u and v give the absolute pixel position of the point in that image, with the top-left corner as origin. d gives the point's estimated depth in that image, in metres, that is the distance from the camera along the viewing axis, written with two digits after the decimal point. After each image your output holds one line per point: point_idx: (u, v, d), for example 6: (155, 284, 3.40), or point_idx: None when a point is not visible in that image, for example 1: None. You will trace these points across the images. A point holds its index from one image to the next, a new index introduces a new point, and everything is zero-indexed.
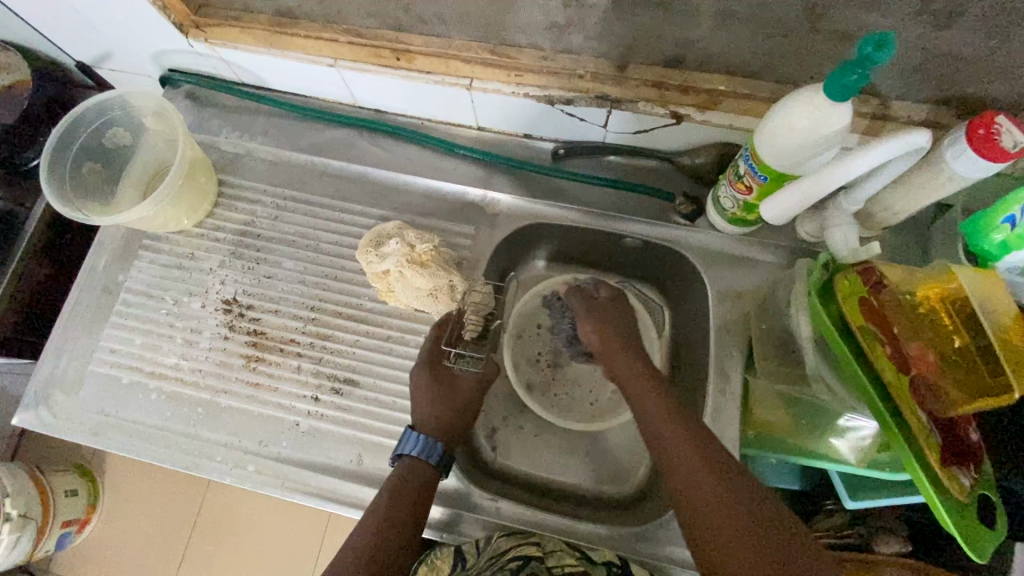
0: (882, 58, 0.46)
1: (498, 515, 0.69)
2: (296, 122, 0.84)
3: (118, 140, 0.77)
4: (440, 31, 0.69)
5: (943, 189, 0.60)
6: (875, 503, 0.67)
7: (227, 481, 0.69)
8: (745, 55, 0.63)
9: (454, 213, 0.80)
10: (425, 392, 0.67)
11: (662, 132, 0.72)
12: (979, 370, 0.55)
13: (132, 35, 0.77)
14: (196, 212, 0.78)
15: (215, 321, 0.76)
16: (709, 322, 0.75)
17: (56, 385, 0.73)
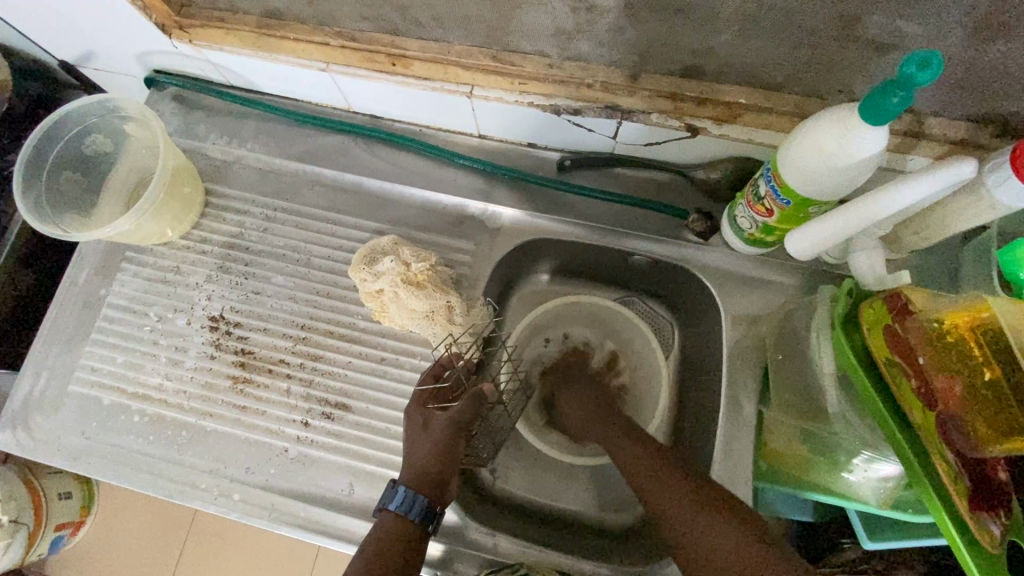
0: (926, 78, 0.41)
1: (496, 550, 0.66)
2: (287, 127, 0.80)
3: (98, 147, 0.73)
4: (439, 35, 0.64)
5: (981, 216, 0.55)
6: (893, 543, 0.63)
7: (211, 511, 0.66)
8: (768, 66, 0.58)
9: (452, 227, 0.75)
10: (419, 438, 0.61)
11: (675, 145, 0.68)
12: (1012, 406, 0.49)
13: (113, 34, 0.72)
14: (182, 224, 0.74)
15: (201, 338, 0.72)
16: (722, 347, 0.71)
17: (34, 405, 0.70)
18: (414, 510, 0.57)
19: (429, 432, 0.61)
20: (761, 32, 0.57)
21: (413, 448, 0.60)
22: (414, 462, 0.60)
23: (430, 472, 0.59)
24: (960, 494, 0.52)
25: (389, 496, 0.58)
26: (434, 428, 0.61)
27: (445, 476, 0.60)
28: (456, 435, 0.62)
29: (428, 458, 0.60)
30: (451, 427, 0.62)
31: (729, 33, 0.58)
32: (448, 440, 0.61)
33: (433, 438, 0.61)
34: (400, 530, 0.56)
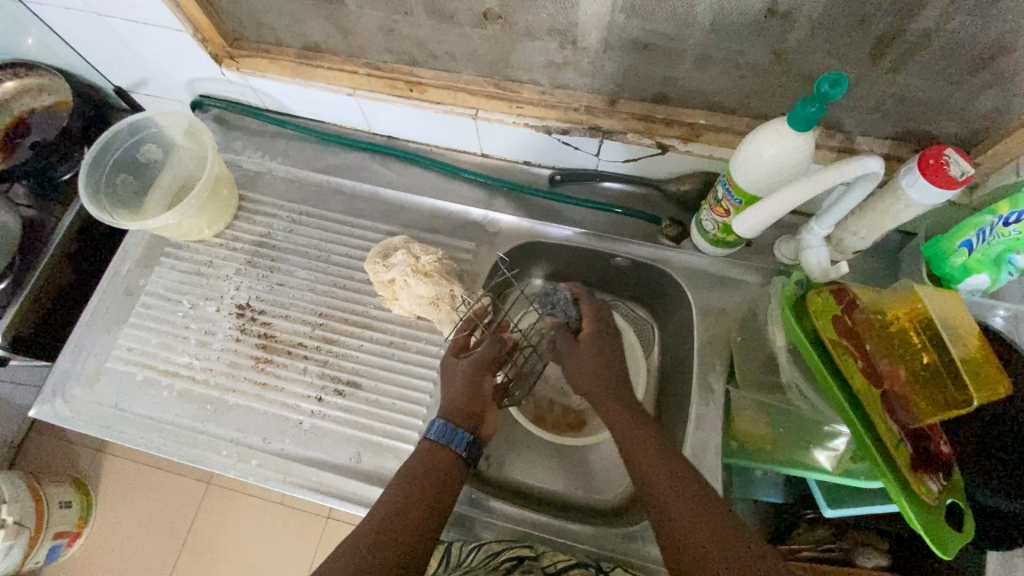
0: (838, 94, 0.53)
1: (491, 513, 0.72)
2: (315, 145, 0.91)
3: (150, 155, 0.85)
4: (450, 66, 0.77)
5: (903, 215, 0.66)
6: (851, 512, 0.69)
7: (230, 474, 0.72)
8: (721, 93, 0.71)
9: (457, 230, 0.86)
10: (452, 384, 0.70)
11: (649, 161, 0.79)
12: (945, 384, 0.58)
13: (172, 63, 0.85)
14: (218, 224, 0.85)
15: (228, 324, 0.80)
16: (695, 337, 0.80)
17: (74, 379, 0.77)
18: (455, 441, 0.65)
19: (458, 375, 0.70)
20: (715, 65, 0.67)
21: (447, 389, 0.70)
22: (449, 403, 0.69)
23: (462, 406, 0.68)
24: (904, 460, 0.60)
25: (433, 427, 0.67)
26: (462, 370, 0.71)
27: (475, 410, 0.69)
28: (482, 372, 0.71)
29: (459, 396, 0.69)
30: (478, 367, 0.71)
31: (687, 67, 0.69)
32: (474, 376, 0.70)
33: (462, 380, 0.70)
34: (442, 456, 0.65)
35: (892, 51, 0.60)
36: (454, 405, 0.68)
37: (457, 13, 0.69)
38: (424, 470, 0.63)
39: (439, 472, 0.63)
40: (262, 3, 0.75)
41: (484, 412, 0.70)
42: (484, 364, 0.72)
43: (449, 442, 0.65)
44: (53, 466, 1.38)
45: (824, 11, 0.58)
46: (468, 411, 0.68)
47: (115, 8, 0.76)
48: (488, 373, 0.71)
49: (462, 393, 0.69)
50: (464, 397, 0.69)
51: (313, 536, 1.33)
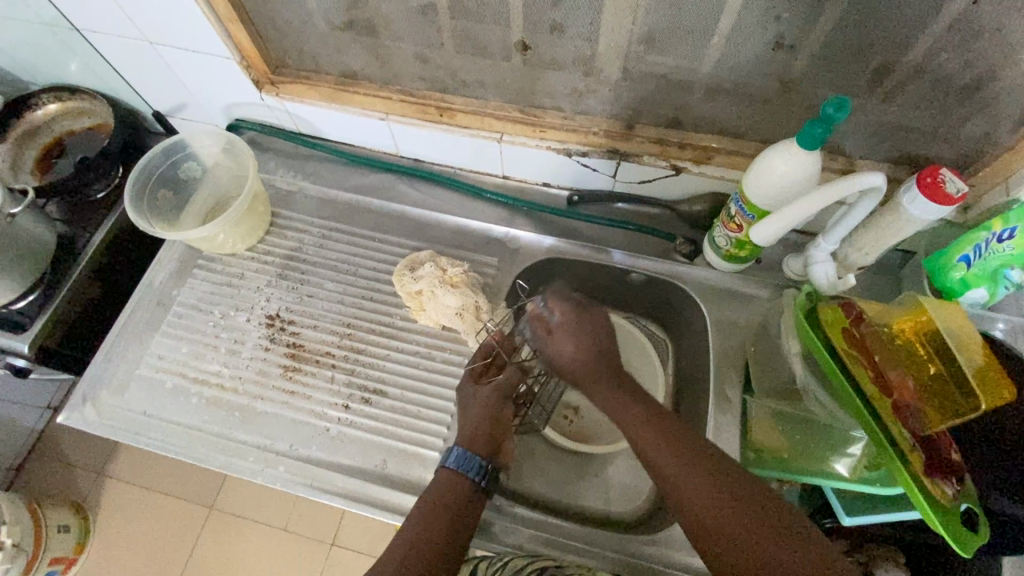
0: (841, 116, 0.58)
1: (515, 518, 0.73)
2: (344, 166, 0.96)
3: (190, 172, 0.92)
4: (479, 93, 0.83)
5: (903, 231, 0.70)
6: (869, 520, 0.70)
7: (258, 481, 0.73)
8: (731, 119, 0.76)
9: (479, 247, 0.90)
10: (472, 412, 0.73)
11: (663, 182, 0.84)
12: (952, 394, 0.62)
13: (213, 88, 0.91)
14: (251, 237, 0.88)
15: (258, 333, 0.83)
16: (709, 349, 0.83)
17: (103, 387, 0.79)
18: (471, 470, 0.67)
19: (478, 403, 0.73)
20: (725, 94, 0.73)
21: (465, 417, 0.73)
22: (467, 431, 0.71)
23: (484, 436, 0.71)
24: (918, 464, 0.62)
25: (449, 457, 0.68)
26: (482, 397, 0.73)
27: (493, 439, 0.71)
28: (500, 400, 0.74)
29: (478, 425, 0.71)
30: (495, 394, 0.74)
31: (700, 95, 0.75)
32: (493, 406, 0.73)
33: (483, 408, 0.73)
34: (459, 485, 0.66)
35: (888, 81, 0.66)
36: (474, 433, 0.71)
37: (489, 44, 0.75)
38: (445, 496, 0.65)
39: (456, 498, 0.65)
40: (306, 34, 0.81)
41: (500, 440, 0.73)
42: (501, 392, 0.74)
43: (465, 471, 0.66)
44: (46, 493, 1.31)
45: (825, 45, 0.64)
46: (487, 442, 0.71)
47: (167, 37, 0.82)
48: (505, 403, 0.74)
49: (481, 421, 0.72)
50: (486, 426, 0.72)
51: (323, 552, 1.27)
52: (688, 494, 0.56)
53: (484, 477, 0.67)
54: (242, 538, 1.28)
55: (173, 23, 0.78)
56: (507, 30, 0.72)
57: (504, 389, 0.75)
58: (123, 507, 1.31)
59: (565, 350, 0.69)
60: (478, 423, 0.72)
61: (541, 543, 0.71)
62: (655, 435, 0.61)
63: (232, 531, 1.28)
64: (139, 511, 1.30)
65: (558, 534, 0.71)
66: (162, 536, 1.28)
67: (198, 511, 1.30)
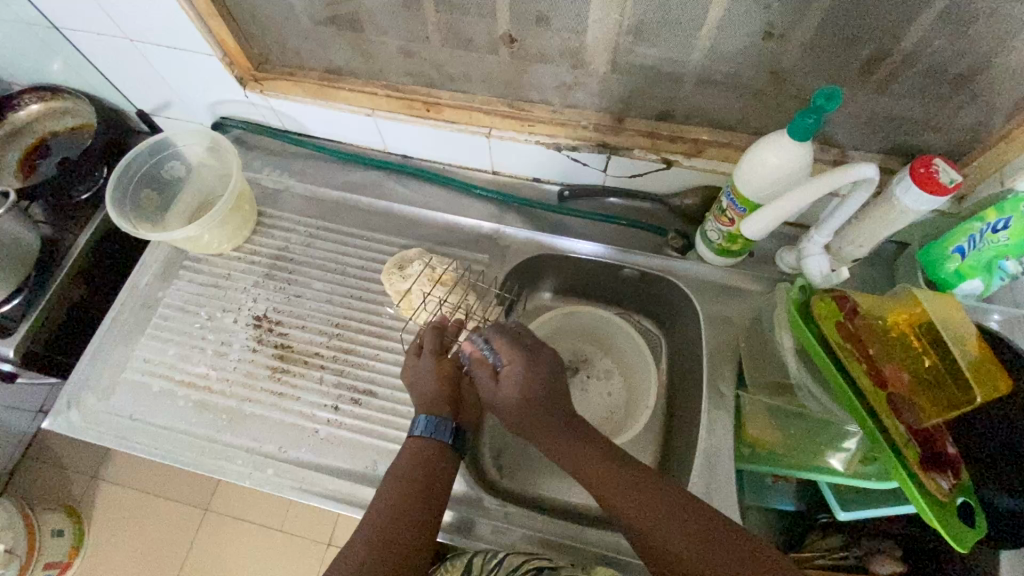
0: (832, 107, 0.57)
1: (506, 519, 0.72)
2: (331, 164, 0.95)
3: (174, 171, 0.91)
4: (466, 88, 0.81)
5: (897, 222, 0.69)
6: (864, 515, 0.70)
7: (246, 484, 0.72)
8: (722, 111, 0.75)
9: (469, 243, 0.89)
10: (420, 380, 0.69)
11: (654, 176, 0.83)
12: (948, 385, 0.61)
13: (196, 86, 0.89)
14: (237, 237, 0.87)
15: (245, 335, 0.81)
16: (703, 345, 0.82)
17: (89, 391, 0.78)
18: (442, 435, 0.66)
19: (423, 373, 0.70)
20: (715, 85, 0.72)
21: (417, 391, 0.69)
22: (421, 400, 0.68)
23: (440, 399, 0.68)
24: (912, 457, 0.62)
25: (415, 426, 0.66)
26: (428, 368, 0.70)
27: (447, 398, 0.68)
28: (442, 361, 0.71)
29: (427, 390, 0.68)
30: (436, 360, 0.70)
31: (690, 87, 0.73)
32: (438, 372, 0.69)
33: (427, 376, 0.69)
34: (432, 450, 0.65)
35: (880, 70, 0.65)
36: (427, 399, 0.68)
37: (474, 37, 0.73)
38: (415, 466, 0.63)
39: (426, 467, 0.63)
40: (289, 29, 0.79)
41: (459, 395, 0.70)
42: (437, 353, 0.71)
43: (434, 437, 0.65)
44: (39, 497, 1.30)
45: (816, 34, 0.63)
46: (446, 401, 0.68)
47: (147, 34, 0.80)
48: (446, 361, 0.71)
49: (427, 386, 0.68)
50: (439, 389, 0.68)
51: (319, 548, 1.26)
52: (659, 537, 0.55)
53: (454, 438, 0.67)
54: (237, 536, 1.28)
55: (152, 20, 0.77)
56: (493, 22, 0.70)
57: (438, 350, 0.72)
58: (117, 510, 1.30)
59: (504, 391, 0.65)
60: (426, 388, 0.68)
61: (534, 543, 0.70)
62: (624, 486, 0.58)
63: (227, 532, 1.28)
64: (133, 512, 1.29)
65: (551, 533, 0.71)
66: (156, 536, 1.27)
67: (193, 513, 1.29)
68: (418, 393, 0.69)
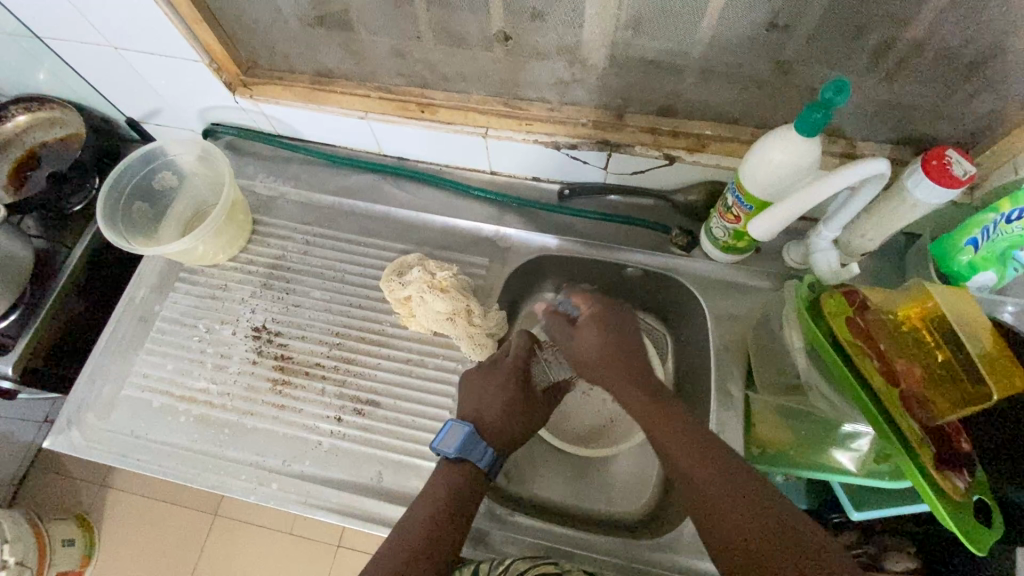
0: (841, 100, 0.55)
1: (516, 528, 0.71)
2: (326, 168, 0.93)
3: (164, 182, 0.89)
4: (461, 87, 0.79)
5: (908, 216, 0.67)
6: (878, 514, 0.70)
7: (251, 500, 0.72)
8: (724, 105, 0.73)
9: (469, 246, 0.87)
10: (490, 394, 0.71)
11: (656, 173, 0.81)
12: (963, 381, 0.60)
13: (186, 93, 0.87)
14: (232, 247, 0.85)
15: (244, 346, 0.80)
16: (710, 343, 0.81)
17: (89, 409, 0.77)
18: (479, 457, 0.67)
19: (472, 378, 0.73)
20: (718, 78, 0.69)
21: (496, 416, 0.70)
22: (470, 405, 0.71)
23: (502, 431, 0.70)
24: (929, 457, 0.60)
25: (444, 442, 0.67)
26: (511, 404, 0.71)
27: (509, 424, 0.70)
28: (520, 382, 0.73)
29: (490, 401, 0.70)
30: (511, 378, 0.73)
31: (693, 80, 0.71)
32: (517, 409, 0.72)
33: (489, 383, 0.72)
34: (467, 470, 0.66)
35: (891, 57, 0.62)
36: (488, 410, 0.70)
37: (468, 35, 0.71)
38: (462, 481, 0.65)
39: (466, 493, 0.64)
40: (276, 31, 0.77)
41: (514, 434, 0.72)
42: (496, 362, 0.74)
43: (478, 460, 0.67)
44: (48, 508, 1.30)
45: (823, 23, 0.61)
46: (511, 431, 0.71)
47: (133, 42, 0.78)
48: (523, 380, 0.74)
49: (498, 394, 0.71)
50: (514, 416, 0.71)
51: (329, 550, 1.27)
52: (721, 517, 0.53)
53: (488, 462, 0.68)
54: (245, 542, 1.28)
55: (137, 27, 0.74)
56: (486, 19, 0.68)
57: (500, 357, 0.75)
58: (127, 518, 1.30)
59: (586, 343, 0.70)
60: (496, 403, 0.71)
61: (543, 552, 0.69)
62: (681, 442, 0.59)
63: (236, 539, 1.28)
64: (142, 521, 1.29)
65: (560, 541, 0.70)
66: (165, 544, 1.27)
67: (202, 520, 1.29)
68: (494, 415, 0.70)
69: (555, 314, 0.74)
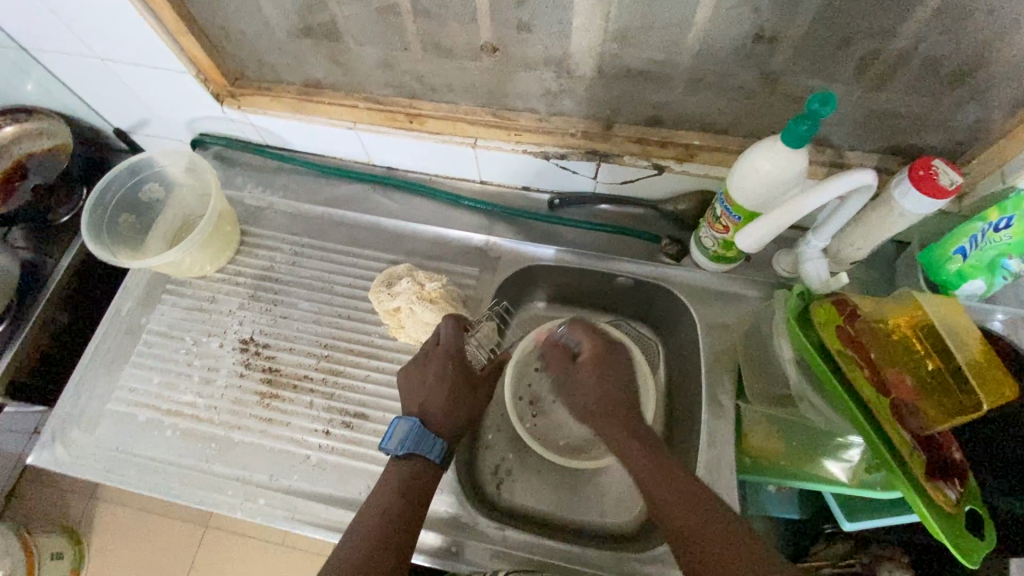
0: (826, 112, 0.55)
1: (505, 542, 0.70)
2: (315, 178, 0.92)
3: (152, 194, 0.89)
4: (449, 97, 0.79)
5: (896, 226, 0.67)
6: (869, 525, 0.69)
7: (237, 515, 0.71)
8: (712, 115, 0.73)
9: (458, 256, 0.87)
10: (425, 383, 0.68)
11: (645, 183, 0.81)
12: (954, 391, 0.59)
13: (173, 104, 0.87)
14: (220, 258, 0.85)
15: (232, 359, 0.80)
16: (700, 353, 0.81)
17: (74, 423, 0.76)
18: (428, 449, 0.64)
19: (409, 374, 0.70)
20: (705, 88, 0.69)
21: (430, 402, 0.67)
22: (412, 398, 0.68)
23: (442, 414, 0.67)
24: (919, 468, 0.60)
25: (393, 436, 0.65)
26: (445, 389, 0.68)
27: (456, 409, 0.68)
28: (457, 367, 0.70)
29: (429, 391, 0.68)
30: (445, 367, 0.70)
31: (680, 91, 0.71)
32: (454, 391, 0.69)
33: (427, 377, 0.69)
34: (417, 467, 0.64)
35: (877, 68, 0.62)
36: (432, 403, 0.67)
37: (455, 46, 0.71)
38: (402, 487, 0.62)
39: (419, 485, 0.63)
40: (264, 43, 0.77)
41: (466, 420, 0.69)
42: (428, 354, 0.71)
43: (425, 453, 0.64)
44: (36, 521, 1.28)
45: (809, 35, 0.61)
46: (457, 418, 0.68)
47: (118, 53, 0.77)
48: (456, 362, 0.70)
49: (436, 385, 0.68)
50: (450, 400, 0.68)
51: (321, 563, 1.25)
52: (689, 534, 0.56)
53: (441, 456, 0.65)
54: (236, 556, 1.26)
55: (123, 39, 0.74)
56: (473, 31, 0.68)
57: (431, 346, 0.72)
58: (116, 532, 1.28)
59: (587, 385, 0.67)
60: (437, 392, 0.68)
61: (532, 566, 0.69)
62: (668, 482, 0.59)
63: (227, 552, 1.26)
64: (131, 534, 1.28)
65: (549, 555, 0.69)
66: (155, 557, 1.26)
67: (192, 532, 1.28)
68: (431, 401, 0.67)
69: (556, 347, 0.71)
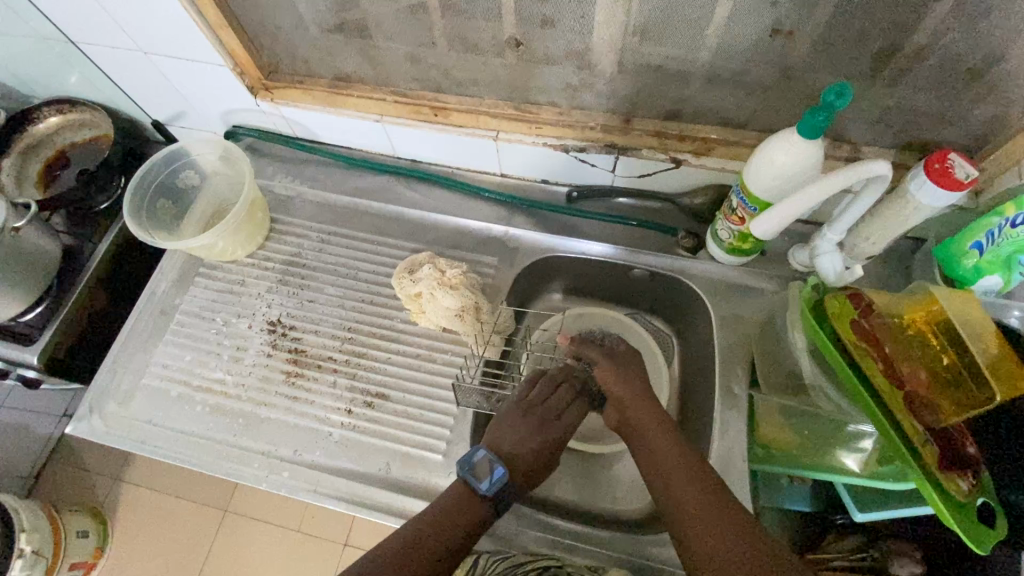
0: (842, 104, 0.56)
1: (520, 520, 0.72)
2: (342, 169, 0.96)
3: (187, 181, 0.93)
4: (473, 91, 0.82)
5: (911, 219, 0.68)
6: (881, 516, 0.69)
7: (262, 487, 0.73)
8: (730, 110, 0.75)
9: (478, 245, 0.89)
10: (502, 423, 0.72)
11: (663, 176, 0.83)
12: (968, 385, 0.60)
13: (209, 96, 0.91)
14: (251, 243, 0.88)
15: (260, 339, 0.83)
16: (715, 344, 0.82)
17: (110, 397, 0.80)
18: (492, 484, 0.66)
19: (513, 417, 0.72)
20: (722, 83, 0.71)
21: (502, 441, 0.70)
22: (502, 441, 0.70)
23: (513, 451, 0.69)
24: (932, 460, 0.60)
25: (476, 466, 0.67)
26: (516, 431, 0.71)
27: (525, 451, 0.70)
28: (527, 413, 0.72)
29: (522, 446, 0.69)
30: (522, 414, 0.72)
31: (698, 86, 0.73)
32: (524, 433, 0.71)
33: (531, 430, 0.71)
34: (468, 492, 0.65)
35: (893, 63, 0.64)
36: (520, 457, 0.69)
37: (481, 41, 0.74)
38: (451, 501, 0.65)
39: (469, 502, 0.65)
40: (297, 37, 0.81)
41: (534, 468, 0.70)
42: (534, 411, 0.73)
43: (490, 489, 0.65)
44: (63, 500, 1.33)
45: (826, 30, 0.62)
46: (528, 462, 0.69)
47: (161, 46, 0.82)
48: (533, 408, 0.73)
49: (530, 444, 0.70)
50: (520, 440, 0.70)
51: (335, 550, 1.28)
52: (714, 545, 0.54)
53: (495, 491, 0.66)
54: (254, 540, 1.29)
55: (167, 33, 0.78)
56: (498, 26, 0.71)
57: (539, 406, 0.74)
58: (139, 513, 1.32)
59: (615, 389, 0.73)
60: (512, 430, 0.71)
61: (547, 545, 0.70)
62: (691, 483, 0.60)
63: (245, 536, 1.29)
64: (153, 516, 1.32)
65: (563, 534, 0.71)
66: (176, 539, 1.29)
67: (211, 515, 1.31)
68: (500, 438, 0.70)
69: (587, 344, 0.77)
